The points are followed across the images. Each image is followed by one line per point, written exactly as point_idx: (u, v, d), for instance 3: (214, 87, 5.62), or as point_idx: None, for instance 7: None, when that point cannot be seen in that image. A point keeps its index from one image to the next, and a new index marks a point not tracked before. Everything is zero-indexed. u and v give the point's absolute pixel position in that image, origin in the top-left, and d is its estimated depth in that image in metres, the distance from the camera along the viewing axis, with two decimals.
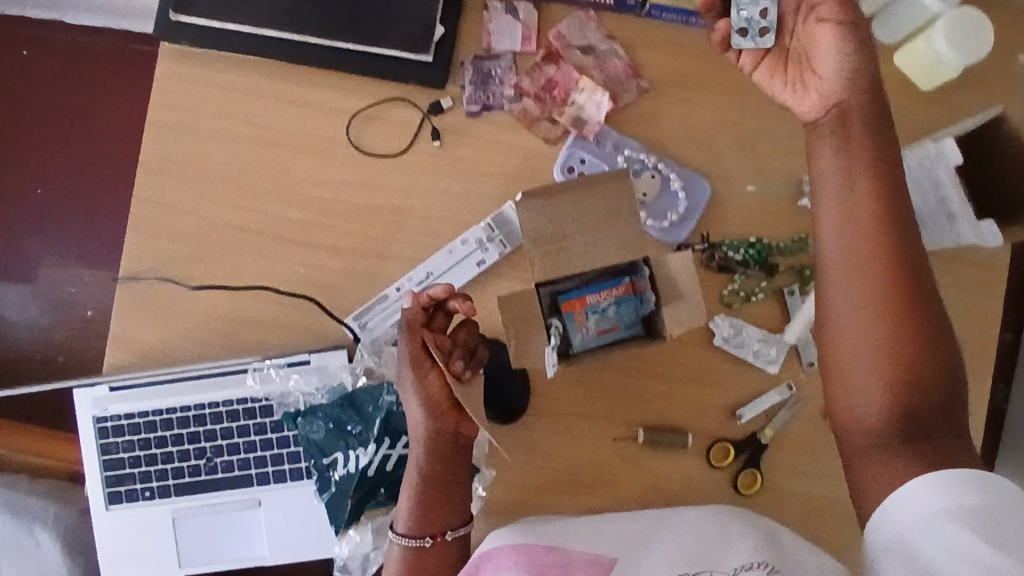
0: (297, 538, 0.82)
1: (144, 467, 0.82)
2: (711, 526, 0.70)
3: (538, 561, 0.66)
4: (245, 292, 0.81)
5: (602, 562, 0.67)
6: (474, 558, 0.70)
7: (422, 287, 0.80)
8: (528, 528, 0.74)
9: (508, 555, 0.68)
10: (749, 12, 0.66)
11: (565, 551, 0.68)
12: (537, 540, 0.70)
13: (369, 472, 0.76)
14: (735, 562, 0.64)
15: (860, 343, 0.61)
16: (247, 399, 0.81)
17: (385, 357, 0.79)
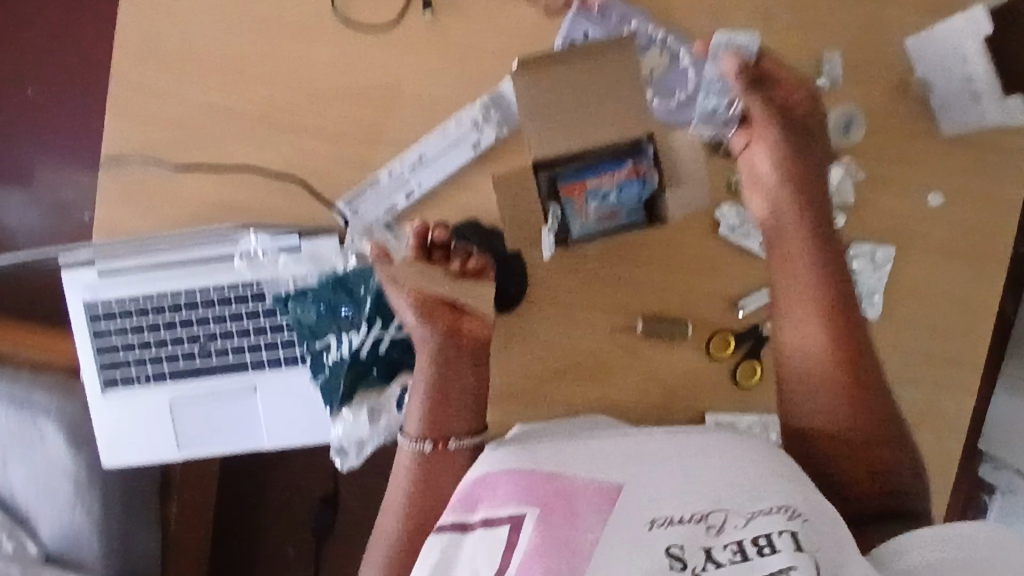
0: (295, 423, 0.82)
1: (138, 353, 0.81)
2: (726, 459, 0.58)
3: (536, 491, 0.56)
4: (229, 174, 0.77)
5: (605, 493, 0.55)
6: (471, 484, 0.61)
7: (414, 170, 0.76)
8: (521, 445, 0.64)
9: (503, 481, 0.59)
10: (715, 102, 0.74)
11: (565, 480, 0.56)
12: (532, 461, 0.60)
13: (359, 353, 0.74)
14: (756, 508, 0.54)
15: (807, 363, 0.72)
16: (237, 285, 0.78)
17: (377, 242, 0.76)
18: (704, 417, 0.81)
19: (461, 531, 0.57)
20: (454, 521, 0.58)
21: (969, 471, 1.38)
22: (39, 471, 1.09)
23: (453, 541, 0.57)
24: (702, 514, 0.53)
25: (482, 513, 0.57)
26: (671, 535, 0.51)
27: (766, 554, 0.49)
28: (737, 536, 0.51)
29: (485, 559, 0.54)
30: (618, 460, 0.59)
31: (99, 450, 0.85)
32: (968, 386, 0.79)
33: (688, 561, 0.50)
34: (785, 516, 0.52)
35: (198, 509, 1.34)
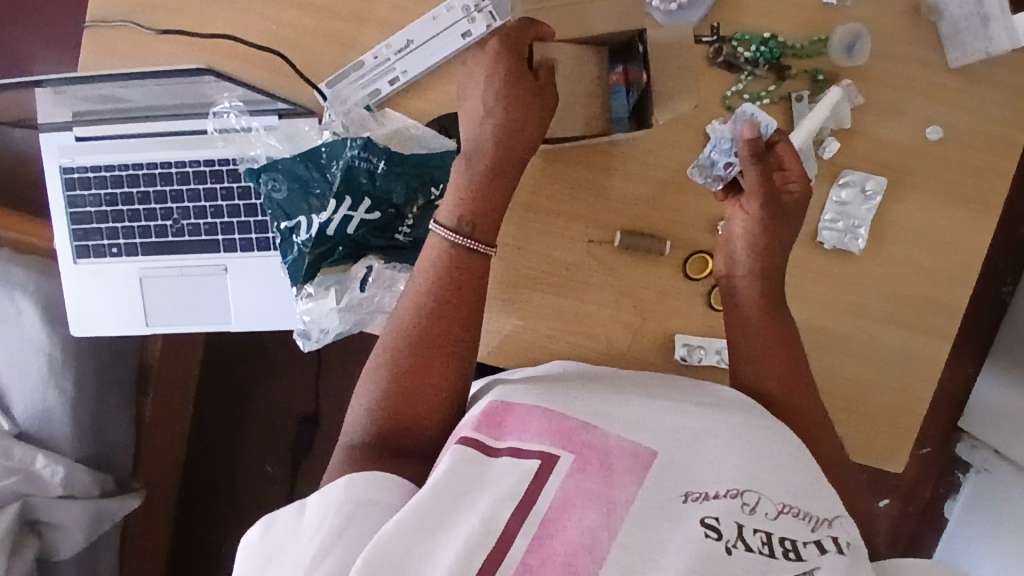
0: (264, 310, 0.81)
1: (110, 223, 0.81)
2: (761, 439, 0.57)
3: (573, 438, 0.54)
4: (209, 41, 0.76)
5: (641, 458, 0.53)
6: (494, 408, 0.58)
7: (400, 55, 0.74)
8: (547, 386, 0.61)
9: (536, 418, 0.56)
10: (716, 156, 0.73)
11: (599, 434, 0.54)
12: (567, 404, 0.57)
13: (327, 231, 0.69)
14: (792, 503, 0.53)
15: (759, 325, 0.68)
16: (214, 161, 0.77)
17: (353, 118, 0.73)
18: (675, 338, 0.79)
19: (482, 453, 0.54)
20: (477, 438, 0.55)
21: (950, 449, 1.36)
22: (13, 346, 1.09)
23: (476, 459, 0.53)
24: (736, 492, 0.52)
25: (511, 443, 0.54)
26: (708, 508, 0.51)
27: (792, 558, 0.50)
28: (767, 526, 0.51)
29: (511, 486, 0.50)
30: (658, 425, 0.56)
31: (68, 319, 0.85)
32: (948, 331, 0.77)
33: (721, 534, 0.50)
34: (814, 525, 0.52)
35: (172, 411, 1.34)
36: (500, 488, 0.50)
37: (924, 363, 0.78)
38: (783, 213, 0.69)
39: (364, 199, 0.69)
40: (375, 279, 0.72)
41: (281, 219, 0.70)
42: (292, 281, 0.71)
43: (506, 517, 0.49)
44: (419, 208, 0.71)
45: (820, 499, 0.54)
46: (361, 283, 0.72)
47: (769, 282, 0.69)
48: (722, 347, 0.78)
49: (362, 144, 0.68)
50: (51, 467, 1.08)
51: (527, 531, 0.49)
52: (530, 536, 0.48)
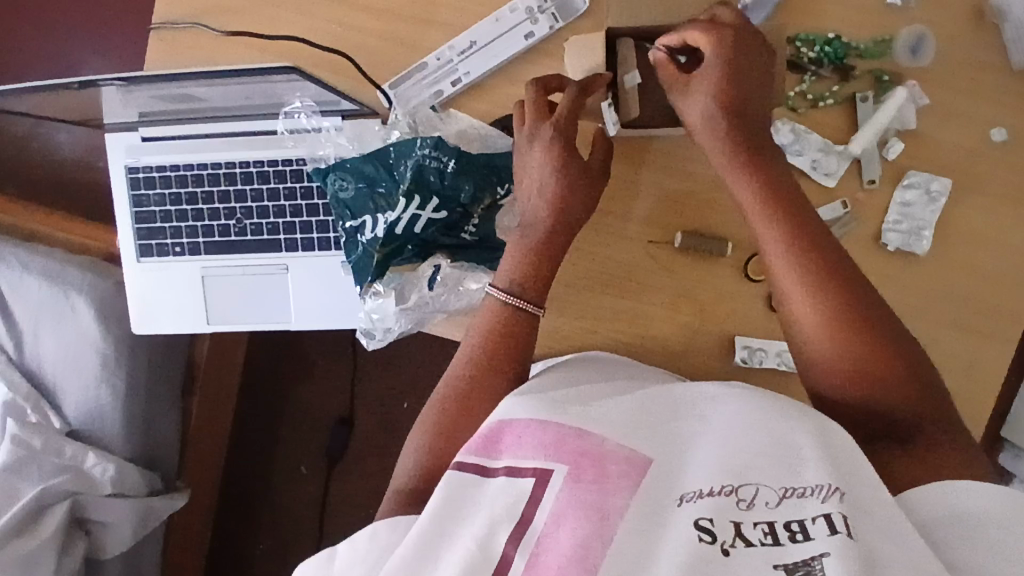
0: (323, 310, 0.81)
1: (174, 222, 0.82)
2: (770, 419, 0.54)
3: (567, 447, 0.53)
4: (277, 43, 0.78)
5: (637, 463, 0.52)
6: (492, 425, 0.58)
7: (463, 57, 0.75)
8: (550, 394, 0.61)
9: (531, 429, 0.56)
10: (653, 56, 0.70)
11: (595, 437, 0.54)
12: (565, 412, 0.57)
13: (396, 230, 0.70)
14: (795, 483, 0.50)
15: (823, 346, 0.63)
16: (277, 162, 0.78)
17: (421, 118, 0.74)
18: (735, 340, 0.78)
19: (481, 475, 0.56)
20: (474, 461, 0.57)
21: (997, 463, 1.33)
22: (68, 343, 1.12)
23: (471, 484, 0.55)
24: (732, 488, 0.50)
25: (507, 460, 0.55)
26: (700, 508, 0.49)
27: (798, 541, 0.48)
28: (768, 516, 0.49)
29: (507, 508, 0.52)
30: (663, 428, 0.55)
31: (130, 318, 0.86)
32: (1013, 336, 0.76)
33: (716, 535, 0.48)
34: (823, 496, 0.49)
35: (215, 412, 1.35)
36: (495, 509, 0.52)
37: (989, 369, 0.77)
38: (800, 208, 0.66)
39: (432, 198, 0.69)
40: (444, 278, 0.72)
41: (347, 218, 0.71)
42: (360, 280, 0.71)
43: (502, 540, 0.51)
44: (484, 208, 0.71)
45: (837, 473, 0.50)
46: (429, 282, 0.72)
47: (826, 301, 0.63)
48: (783, 350, 0.77)
49: (434, 144, 0.69)
50: (101, 465, 1.10)
51: (525, 549, 0.50)
52: (527, 554, 0.50)
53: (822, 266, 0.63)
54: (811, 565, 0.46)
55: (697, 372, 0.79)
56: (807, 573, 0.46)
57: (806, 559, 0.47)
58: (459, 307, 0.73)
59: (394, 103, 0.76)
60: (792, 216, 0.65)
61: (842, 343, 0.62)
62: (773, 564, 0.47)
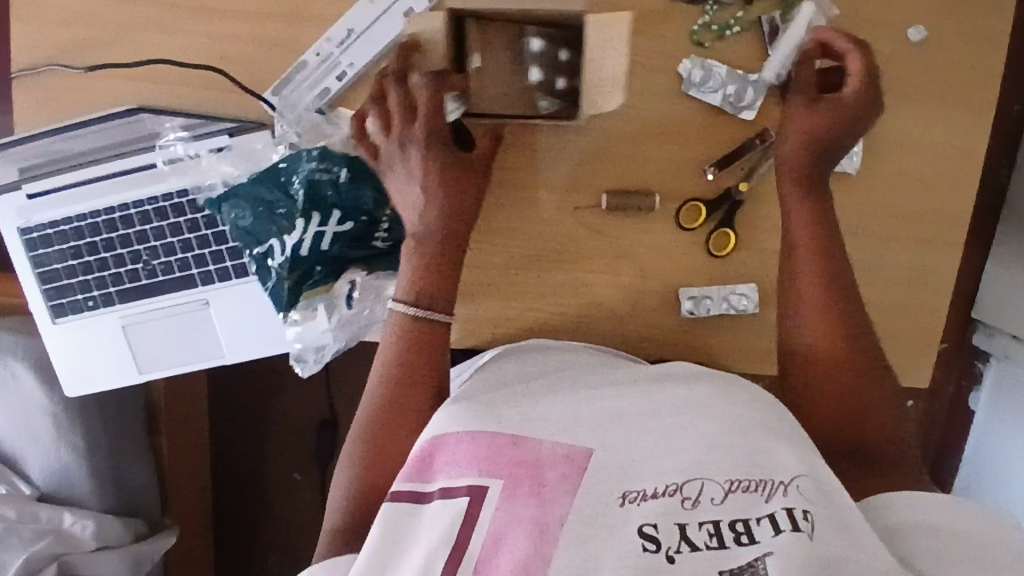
0: (254, 338, 0.78)
1: (80, 277, 0.77)
2: (722, 406, 0.55)
3: (502, 458, 0.53)
4: (145, 70, 0.71)
5: (578, 459, 0.52)
6: (426, 442, 0.56)
7: (344, 48, 0.69)
8: (479, 398, 0.60)
9: (462, 444, 0.55)
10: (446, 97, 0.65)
11: (531, 444, 0.54)
12: (497, 417, 0.56)
13: (301, 253, 0.67)
14: (741, 477, 0.51)
15: (811, 315, 0.69)
16: (172, 195, 0.74)
17: (306, 126, 0.70)
18: (680, 292, 0.76)
19: (416, 502, 0.54)
20: (408, 487, 0.55)
21: (968, 343, 1.33)
22: (15, 410, 1.08)
23: (408, 512, 0.54)
24: (676, 486, 0.51)
25: (440, 482, 0.54)
26: (645, 514, 0.50)
27: (743, 543, 0.49)
28: (714, 514, 0.50)
29: (444, 535, 0.51)
30: (597, 413, 0.55)
31: (60, 381, 0.82)
32: (958, 237, 0.74)
33: (662, 542, 0.48)
34: (766, 495, 0.51)
35: (189, 443, 1.33)
36: (433, 539, 0.51)
37: (938, 274, 0.75)
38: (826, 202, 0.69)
39: (333, 211, 0.66)
40: (361, 292, 0.71)
41: (253, 245, 0.68)
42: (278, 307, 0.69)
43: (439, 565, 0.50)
44: (391, 213, 0.68)
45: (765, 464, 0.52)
46: (347, 299, 0.71)
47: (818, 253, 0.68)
48: (728, 292, 0.75)
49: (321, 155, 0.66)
50: (80, 522, 1.08)
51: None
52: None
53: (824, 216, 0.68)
54: (755, 566, 0.47)
55: (648, 332, 0.77)
56: None
57: (750, 560, 0.48)
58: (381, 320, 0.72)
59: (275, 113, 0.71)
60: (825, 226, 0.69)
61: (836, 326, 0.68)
62: (720, 569, 0.48)
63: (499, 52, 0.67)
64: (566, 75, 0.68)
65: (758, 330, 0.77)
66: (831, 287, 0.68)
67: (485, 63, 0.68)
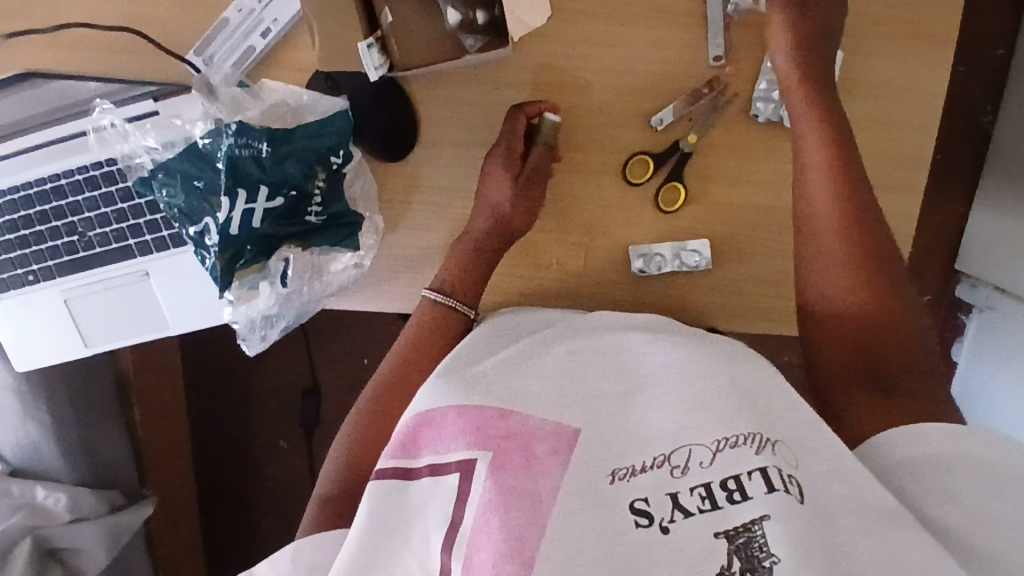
0: (197, 308, 0.76)
1: (18, 250, 0.75)
2: (703, 364, 0.54)
3: (490, 430, 0.52)
4: (65, 33, 0.69)
5: (564, 436, 0.51)
6: (413, 420, 0.56)
7: (265, 3, 0.66)
8: (465, 371, 0.59)
9: (451, 420, 0.54)
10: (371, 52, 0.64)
11: (520, 418, 0.53)
12: (481, 391, 0.55)
13: (231, 231, 0.61)
14: (727, 433, 0.49)
15: (837, 269, 0.64)
16: (101, 163, 0.70)
17: (224, 99, 0.64)
18: (630, 251, 0.73)
19: (403, 478, 0.54)
20: (397, 463, 0.55)
21: (951, 295, 1.29)
22: None
23: (396, 489, 0.54)
24: (664, 457, 0.50)
25: (428, 458, 0.54)
26: (636, 488, 0.49)
27: (736, 501, 0.47)
28: (703, 477, 0.48)
29: (437, 512, 0.51)
30: (585, 378, 0.55)
31: (10, 356, 0.81)
32: (916, 186, 0.72)
33: (654, 516, 0.47)
34: (756, 449, 0.48)
35: (162, 414, 1.32)
36: (430, 516, 0.52)
37: (895, 225, 0.73)
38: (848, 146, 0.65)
39: (260, 187, 0.61)
40: (296, 268, 0.68)
41: (189, 225, 0.65)
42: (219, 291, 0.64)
43: (438, 543, 0.51)
44: (323, 183, 0.65)
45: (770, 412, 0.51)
46: (282, 277, 0.68)
47: (848, 198, 0.65)
48: (679, 249, 0.72)
49: (238, 130, 0.60)
50: (53, 495, 1.06)
51: (459, 553, 0.49)
52: (462, 558, 0.49)
53: (842, 168, 0.64)
54: (752, 530, 0.45)
55: (600, 291, 0.74)
56: (749, 539, 0.45)
57: (746, 522, 0.46)
58: (328, 293, 0.70)
59: (195, 87, 0.65)
60: (857, 204, 0.65)
61: (865, 283, 0.64)
62: (715, 531, 0.46)
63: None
64: (484, 8, 0.64)
65: (713, 288, 0.74)
66: (865, 283, 0.64)
67: (398, 15, 0.64)
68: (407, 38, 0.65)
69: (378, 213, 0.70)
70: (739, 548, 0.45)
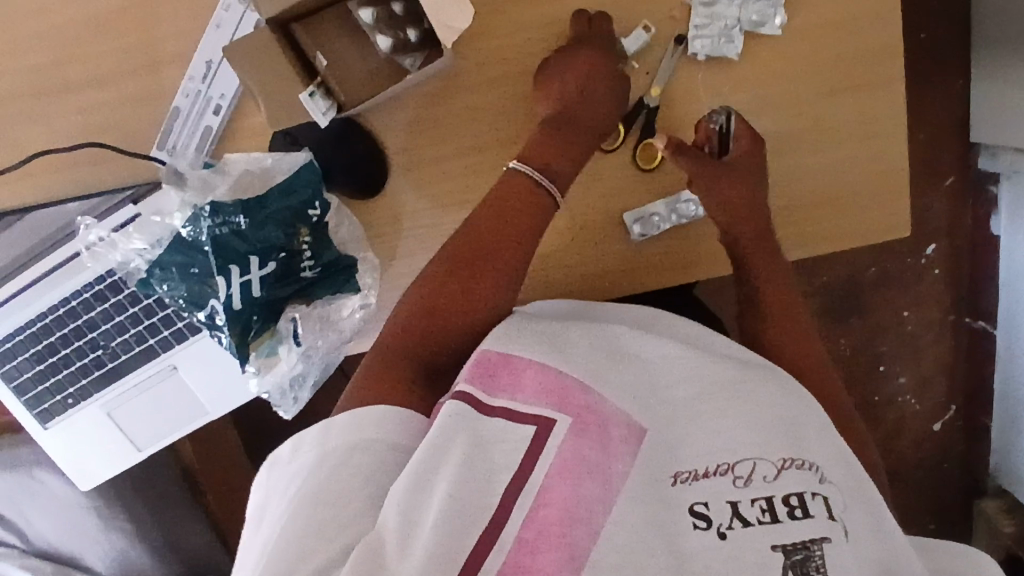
0: (229, 386, 0.78)
1: (51, 378, 0.78)
2: (756, 381, 0.55)
3: (571, 399, 0.49)
4: (32, 165, 0.69)
5: (636, 430, 0.50)
6: (494, 358, 0.52)
7: (209, 82, 0.68)
8: (539, 333, 0.56)
9: (531, 372, 0.51)
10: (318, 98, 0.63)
11: (597, 397, 0.50)
12: (569, 359, 0.53)
13: (234, 306, 0.63)
14: (790, 454, 0.51)
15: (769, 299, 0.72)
16: (103, 276, 0.73)
17: (193, 183, 0.66)
18: (625, 218, 0.72)
19: (472, 412, 0.48)
20: (468, 392, 0.50)
21: (974, 169, 1.24)
22: (57, 513, 1.11)
23: (468, 419, 0.48)
24: (729, 465, 0.50)
25: (503, 402, 0.49)
26: (697, 492, 0.49)
27: (797, 514, 0.48)
28: (767, 490, 0.49)
29: (507, 457, 0.46)
30: (644, 382, 0.54)
31: (71, 479, 0.84)
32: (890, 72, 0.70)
33: (712, 519, 0.47)
34: (818, 476, 0.51)
35: None
36: (495, 459, 0.46)
37: (878, 117, 0.71)
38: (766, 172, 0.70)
39: (250, 258, 0.63)
40: (306, 325, 0.70)
41: (198, 310, 0.67)
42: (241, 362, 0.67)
43: (501, 486, 0.45)
44: (309, 236, 0.66)
45: (812, 447, 0.52)
46: (295, 336, 0.70)
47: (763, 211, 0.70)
48: (674, 203, 0.72)
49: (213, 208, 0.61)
50: None
51: (523, 503, 0.44)
52: (525, 509, 0.44)
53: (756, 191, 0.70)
54: (811, 548, 0.47)
55: (607, 266, 0.73)
56: (806, 555, 0.46)
57: (806, 541, 0.47)
58: (344, 340, 0.71)
59: (167, 181, 0.66)
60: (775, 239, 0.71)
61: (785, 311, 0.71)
62: (772, 544, 0.46)
63: (329, 35, 0.64)
64: (414, 24, 0.64)
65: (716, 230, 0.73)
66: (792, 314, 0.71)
67: (332, 56, 0.64)
68: (347, 76, 0.65)
69: (370, 249, 0.70)
70: (796, 562, 0.46)
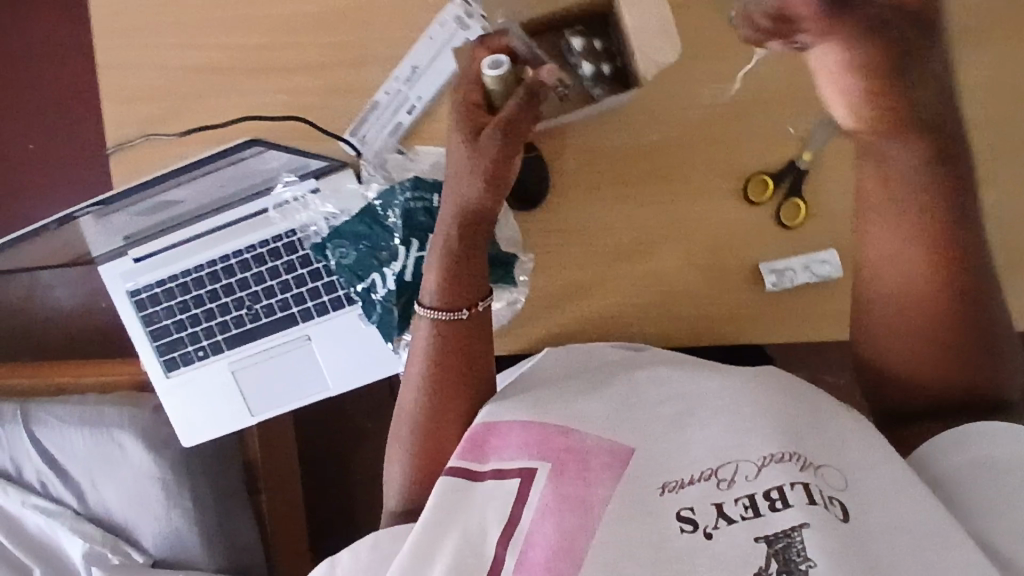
0: (354, 367, 0.82)
1: (190, 329, 0.82)
2: (747, 397, 0.53)
3: (551, 443, 0.53)
4: (225, 129, 0.75)
5: (619, 454, 0.51)
6: (477, 429, 0.58)
7: (411, 83, 0.74)
8: (532, 393, 0.60)
9: (516, 431, 0.55)
10: None
11: (579, 436, 0.53)
12: (547, 408, 0.56)
13: (406, 277, 0.71)
14: (770, 450, 0.49)
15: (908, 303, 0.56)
16: (270, 240, 0.80)
17: (391, 166, 0.75)
18: (760, 268, 0.77)
19: (468, 478, 0.54)
20: (462, 466, 0.56)
21: None
22: (127, 482, 1.11)
23: (458, 487, 0.54)
24: (712, 470, 0.49)
25: (494, 463, 0.54)
26: (682, 498, 0.48)
27: (778, 509, 0.46)
28: (747, 488, 0.48)
29: (497, 510, 0.52)
30: (637, 416, 0.54)
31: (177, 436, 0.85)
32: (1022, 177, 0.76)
33: (698, 522, 0.47)
34: (800, 465, 0.48)
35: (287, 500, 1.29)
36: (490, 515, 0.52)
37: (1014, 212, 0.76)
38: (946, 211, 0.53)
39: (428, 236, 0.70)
40: None
41: (357, 281, 0.73)
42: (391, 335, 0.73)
43: (495, 537, 0.51)
44: None
45: (810, 443, 0.50)
46: None
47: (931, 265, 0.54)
48: (809, 261, 0.76)
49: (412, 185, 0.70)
50: None
51: (514, 549, 0.50)
52: (516, 553, 0.50)
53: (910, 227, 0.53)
54: (792, 535, 0.45)
55: (734, 312, 0.77)
56: (788, 544, 0.45)
57: (787, 529, 0.45)
58: None
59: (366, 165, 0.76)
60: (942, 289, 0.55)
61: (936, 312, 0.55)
62: (755, 536, 0.46)
63: None
64: (609, 61, 0.73)
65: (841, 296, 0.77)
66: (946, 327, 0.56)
67: None
68: None
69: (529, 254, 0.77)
70: (779, 553, 0.45)
